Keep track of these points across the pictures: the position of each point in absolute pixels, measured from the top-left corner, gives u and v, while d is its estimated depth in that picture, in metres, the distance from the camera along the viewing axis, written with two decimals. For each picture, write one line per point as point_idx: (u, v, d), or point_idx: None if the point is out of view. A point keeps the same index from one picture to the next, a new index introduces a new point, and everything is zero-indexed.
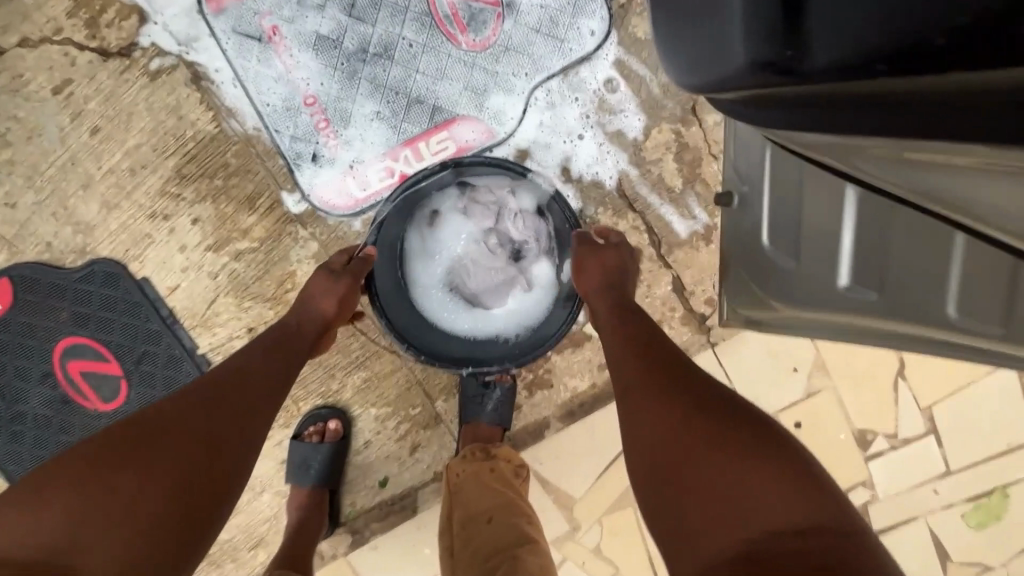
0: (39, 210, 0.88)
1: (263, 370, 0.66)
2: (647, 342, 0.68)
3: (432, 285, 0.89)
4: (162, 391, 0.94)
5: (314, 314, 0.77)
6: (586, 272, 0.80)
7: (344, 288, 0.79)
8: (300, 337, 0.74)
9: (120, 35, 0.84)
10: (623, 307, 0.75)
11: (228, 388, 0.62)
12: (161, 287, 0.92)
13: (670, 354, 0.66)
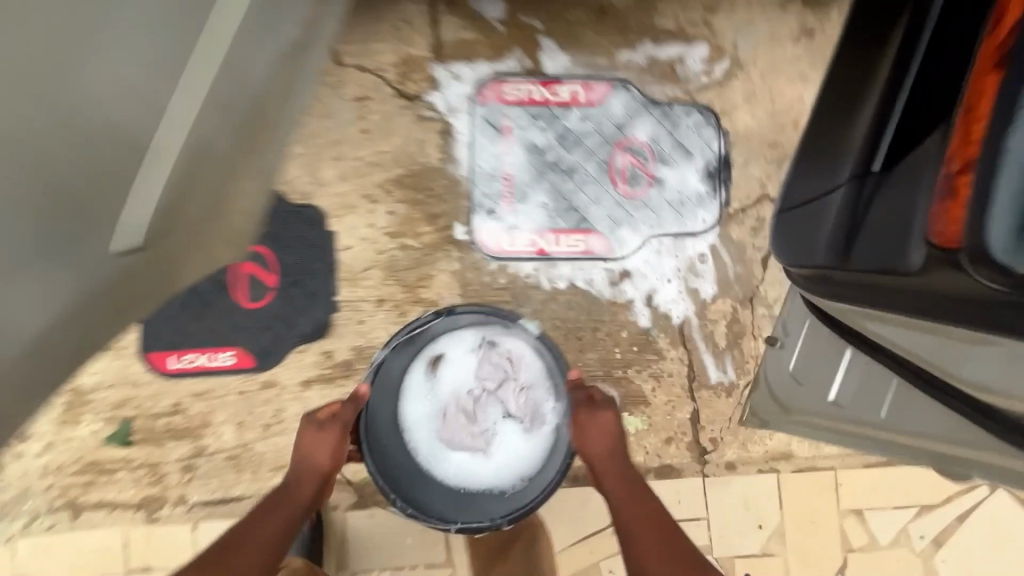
0: (297, 158, 1.22)
1: (286, 494, 0.97)
2: (637, 491, 0.99)
3: (419, 431, 1.13)
4: (293, 313, 1.21)
5: (320, 454, 1.00)
6: (588, 425, 1.02)
7: (332, 437, 1.01)
8: (300, 471, 0.99)
9: (414, 87, 1.24)
10: (616, 452, 1.02)
11: (266, 509, 0.95)
12: (340, 243, 1.22)
13: (651, 505, 0.97)
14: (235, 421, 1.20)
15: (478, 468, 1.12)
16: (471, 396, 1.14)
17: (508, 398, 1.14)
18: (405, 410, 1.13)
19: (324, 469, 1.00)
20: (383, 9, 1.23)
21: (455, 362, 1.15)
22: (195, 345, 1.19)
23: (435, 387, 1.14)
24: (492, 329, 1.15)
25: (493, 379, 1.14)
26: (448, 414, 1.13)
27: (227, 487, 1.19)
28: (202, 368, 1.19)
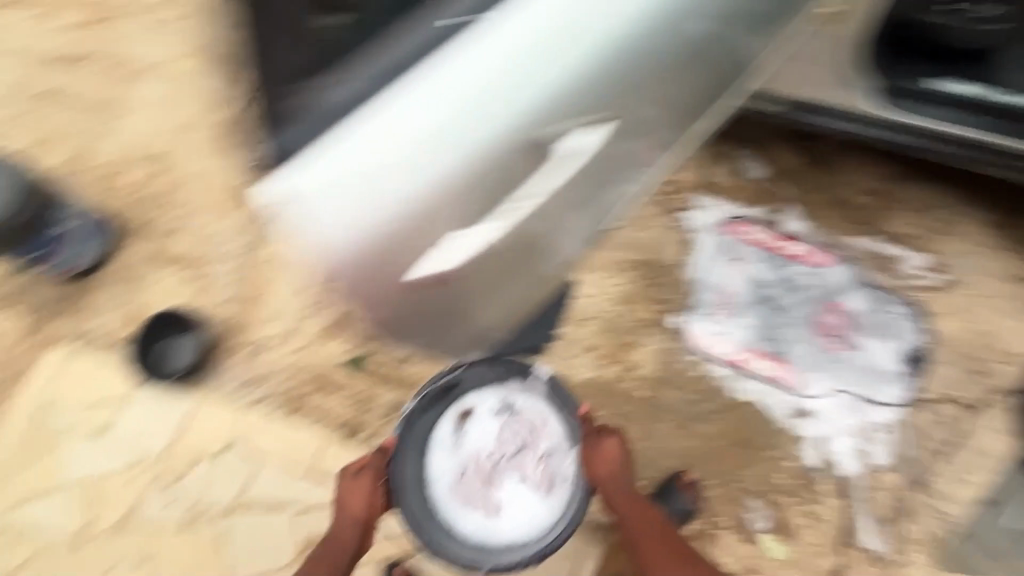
0: None
1: (345, 515, 1.27)
2: (653, 524, 1.22)
3: (439, 485, 1.21)
4: (521, 328, 1.46)
5: (354, 502, 1.26)
6: (597, 464, 1.23)
7: (364, 483, 1.25)
8: (347, 499, 1.26)
9: (675, 200, 1.53)
10: (634, 497, 1.23)
11: (337, 527, 1.27)
12: (577, 289, 1.48)
13: (667, 538, 1.21)
14: None
15: (488, 529, 1.19)
16: (492, 458, 1.23)
17: (525, 465, 1.23)
18: (427, 462, 1.22)
19: (357, 518, 1.26)
20: None
21: (482, 417, 1.25)
22: None
23: (458, 451, 1.23)
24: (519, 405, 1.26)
25: (514, 443, 1.24)
26: (467, 474, 1.21)
27: None
28: None
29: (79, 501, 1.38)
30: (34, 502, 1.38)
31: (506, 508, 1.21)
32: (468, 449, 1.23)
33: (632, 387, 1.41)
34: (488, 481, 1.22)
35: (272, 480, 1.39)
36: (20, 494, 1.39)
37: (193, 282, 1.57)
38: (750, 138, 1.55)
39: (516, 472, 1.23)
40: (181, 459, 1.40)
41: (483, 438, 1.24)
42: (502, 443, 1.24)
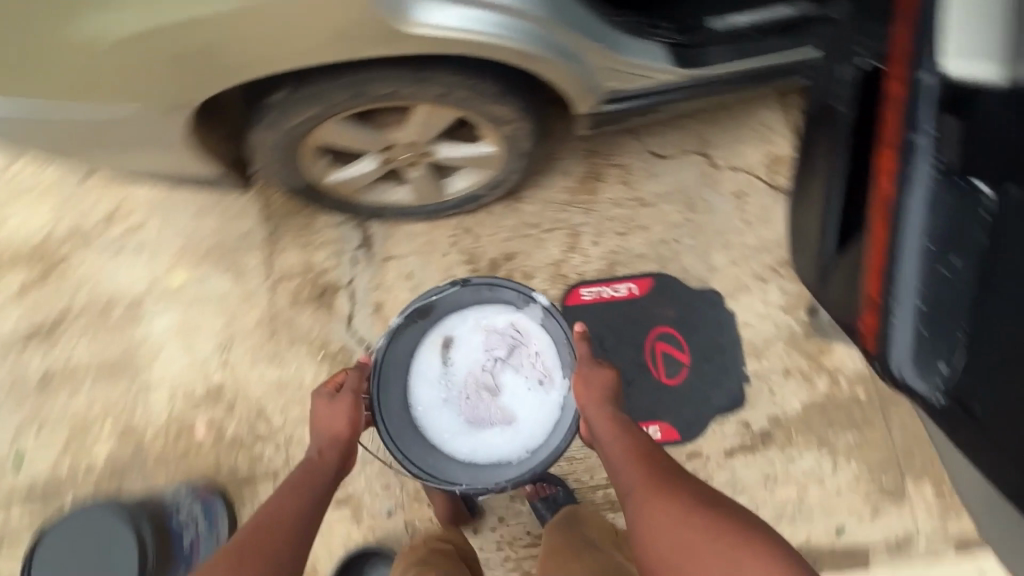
0: (691, 248, 1.40)
1: (319, 446, 1.01)
2: (640, 444, 0.97)
3: (434, 412, 1.29)
4: (707, 386, 1.33)
5: (332, 428, 1.03)
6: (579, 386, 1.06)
7: (342, 406, 1.05)
8: (328, 416, 1.04)
9: (784, 181, 1.41)
10: (614, 423, 1.01)
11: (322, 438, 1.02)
12: (740, 321, 1.36)
13: (646, 454, 0.95)
14: None
15: (499, 436, 1.27)
16: (485, 371, 1.30)
17: (516, 361, 1.30)
18: (418, 397, 1.29)
19: (339, 438, 1.02)
20: (749, 123, 1.44)
21: (460, 336, 1.32)
22: None
23: (446, 375, 1.30)
24: (492, 310, 1.32)
25: (502, 349, 1.31)
26: (465, 395, 1.29)
27: None
28: None
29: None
30: None
31: (512, 411, 1.28)
32: (466, 369, 1.31)
33: (853, 390, 1.30)
34: (491, 391, 1.29)
35: None
36: None
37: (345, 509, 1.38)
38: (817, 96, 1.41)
39: (509, 374, 1.30)
40: None
41: (480, 351, 1.31)
42: (496, 347, 1.31)
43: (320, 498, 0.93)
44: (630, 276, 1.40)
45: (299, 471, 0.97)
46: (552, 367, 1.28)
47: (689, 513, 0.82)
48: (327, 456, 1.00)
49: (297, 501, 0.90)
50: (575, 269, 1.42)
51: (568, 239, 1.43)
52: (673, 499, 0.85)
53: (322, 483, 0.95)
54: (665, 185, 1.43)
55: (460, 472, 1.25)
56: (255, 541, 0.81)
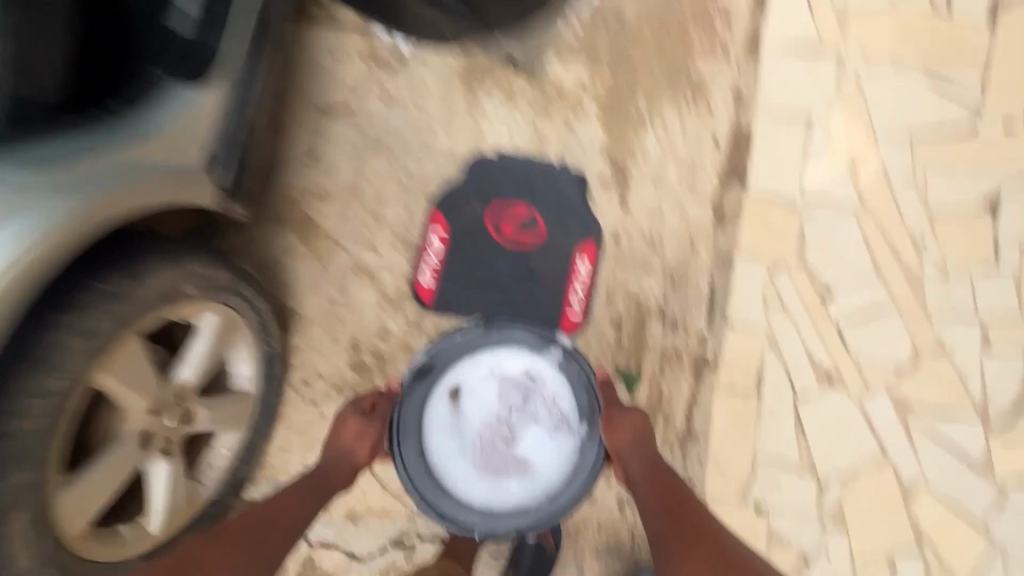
0: (419, 161, 1.35)
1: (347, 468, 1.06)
2: (686, 506, 1.00)
3: (449, 465, 1.06)
4: (557, 198, 1.33)
5: (361, 446, 1.07)
6: (618, 432, 1.07)
7: (371, 433, 1.07)
8: (358, 441, 1.07)
9: (388, 49, 1.36)
10: (653, 468, 1.05)
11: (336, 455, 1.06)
12: (506, 145, 1.35)
13: (690, 515, 0.98)
14: (642, 274, 1.29)
15: (516, 481, 1.06)
16: (500, 419, 1.09)
17: (531, 405, 1.09)
18: (432, 446, 1.06)
19: (355, 463, 1.06)
20: (316, 54, 1.35)
21: (470, 379, 1.10)
22: (564, 290, 1.28)
23: (458, 428, 1.07)
24: (502, 359, 1.11)
25: (516, 394, 1.10)
26: (483, 442, 1.07)
27: (704, 288, 1.27)
28: (588, 285, 1.28)
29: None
30: None
31: (530, 454, 1.07)
32: (480, 415, 1.09)
33: (603, 73, 1.34)
34: (509, 438, 1.08)
35: (781, 487, 1.19)
36: None
37: None
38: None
39: (522, 418, 1.09)
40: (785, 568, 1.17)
41: (492, 398, 1.10)
42: (509, 390, 1.10)
43: (317, 500, 1.02)
44: (425, 226, 1.31)
45: (308, 483, 1.03)
46: (571, 410, 1.09)
47: (721, 568, 0.88)
48: (332, 476, 1.05)
49: (291, 511, 0.97)
50: (396, 280, 1.30)
51: (363, 277, 1.31)
52: (709, 560, 0.90)
53: (314, 509, 1.00)
54: (347, 159, 1.35)
55: (472, 518, 1.04)
56: (219, 552, 0.86)
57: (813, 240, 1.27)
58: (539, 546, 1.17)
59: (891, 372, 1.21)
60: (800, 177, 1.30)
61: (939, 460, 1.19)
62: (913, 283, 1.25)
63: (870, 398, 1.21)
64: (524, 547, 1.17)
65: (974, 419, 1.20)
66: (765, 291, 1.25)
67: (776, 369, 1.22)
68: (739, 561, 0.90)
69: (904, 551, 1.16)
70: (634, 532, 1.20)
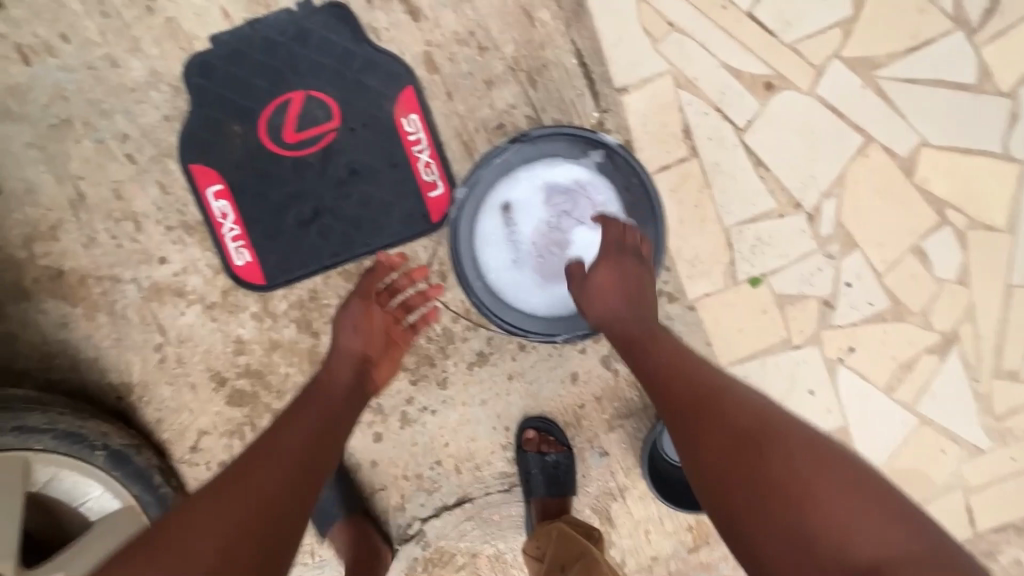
0: (129, 113, 0.92)
1: (355, 363, 0.80)
2: (711, 378, 0.64)
3: (507, 283, 0.83)
4: (329, 56, 0.91)
5: (349, 342, 0.82)
6: (603, 272, 0.75)
7: (358, 320, 0.84)
8: (353, 331, 0.83)
9: None
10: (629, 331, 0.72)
11: (339, 362, 0.80)
12: (222, 25, 0.90)
13: (713, 393, 0.62)
14: (490, 91, 0.93)
15: None
16: (553, 228, 0.82)
17: (585, 214, 0.82)
18: (486, 264, 0.82)
19: (355, 357, 0.81)
20: None
21: (519, 190, 0.82)
22: (410, 169, 0.93)
23: (507, 240, 0.82)
24: (554, 160, 0.82)
25: (570, 200, 0.82)
26: (539, 255, 0.82)
27: (571, 63, 0.91)
28: (433, 146, 0.93)
29: (929, 369, 0.97)
30: (968, 424, 0.98)
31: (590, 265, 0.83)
32: (534, 228, 0.82)
33: None
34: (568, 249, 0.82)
35: (777, 247, 0.93)
36: (965, 449, 0.99)
37: (608, 513, 1.02)
38: None
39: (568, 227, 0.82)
40: (817, 327, 0.95)
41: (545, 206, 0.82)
42: (564, 199, 0.82)
43: (333, 413, 0.72)
44: (197, 193, 0.93)
45: (308, 395, 0.74)
46: (622, 210, 0.82)
47: (778, 479, 0.53)
48: (338, 377, 0.78)
49: (294, 432, 0.67)
50: (210, 278, 0.95)
51: (170, 297, 0.96)
52: (764, 471, 0.54)
53: (326, 418, 0.71)
54: (41, 167, 0.92)
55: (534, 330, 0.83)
56: (216, 506, 0.56)
57: None
58: (552, 463, 0.96)
59: (837, 33, 0.90)
60: None
61: (933, 106, 0.91)
62: None
63: (825, 78, 0.90)
64: (534, 471, 0.96)
65: (956, 33, 0.90)
66: (645, 20, 0.90)
67: (705, 113, 0.91)
68: (810, 453, 0.54)
69: (930, 232, 0.94)
70: (635, 384, 0.99)
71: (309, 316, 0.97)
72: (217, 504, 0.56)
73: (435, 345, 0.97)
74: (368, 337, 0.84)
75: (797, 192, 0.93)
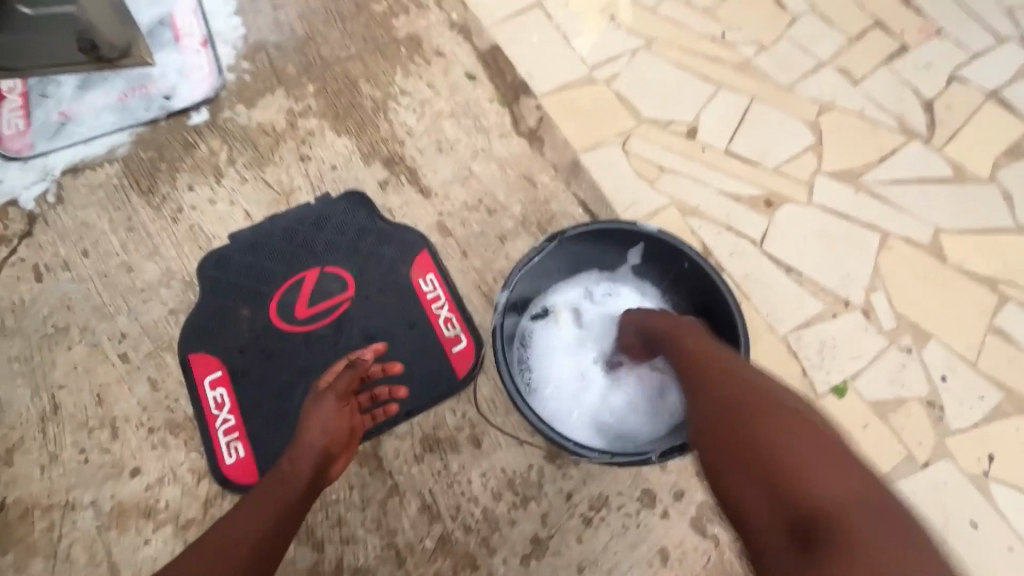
0: (133, 312, 0.88)
1: (317, 448, 0.67)
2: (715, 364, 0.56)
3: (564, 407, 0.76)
4: (345, 234, 0.94)
5: (312, 429, 0.68)
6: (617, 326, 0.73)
7: (330, 408, 0.70)
8: (318, 422, 0.69)
9: (15, 221, 0.94)
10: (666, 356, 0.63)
11: (297, 448, 0.67)
12: (244, 224, 0.95)
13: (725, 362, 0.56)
14: (505, 245, 0.94)
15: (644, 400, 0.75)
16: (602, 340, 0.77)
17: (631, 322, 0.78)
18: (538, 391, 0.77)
19: (314, 447, 0.67)
20: None
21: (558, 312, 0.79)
22: (429, 326, 0.87)
23: (551, 363, 0.78)
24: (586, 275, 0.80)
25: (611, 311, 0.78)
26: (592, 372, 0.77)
27: (577, 211, 0.96)
28: (453, 300, 0.88)
29: None
30: None
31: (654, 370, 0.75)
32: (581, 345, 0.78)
33: (307, 93, 1.05)
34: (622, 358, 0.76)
35: (847, 350, 0.83)
36: None
37: None
38: None
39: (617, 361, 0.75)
40: (935, 435, 0.79)
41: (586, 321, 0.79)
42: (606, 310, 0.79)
43: (283, 509, 0.63)
44: (193, 384, 0.83)
45: (262, 485, 0.65)
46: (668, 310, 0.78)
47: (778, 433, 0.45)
48: (290, 473, 0.66)
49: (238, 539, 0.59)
50: (190, 487, 0.77)
51: (134, 522, 0.76)
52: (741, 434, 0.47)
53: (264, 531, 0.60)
54: (19, 382, 0.83)
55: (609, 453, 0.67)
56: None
57: (635, 93, 1.05)
58: None
59: (809, 155, 0.99)
60: (573, 51, 1.08)
61: (929, 198, 0.95)
62: (749, 72, 1.07)
63: (818, 190, 0.96)
64: None
65: (915, 141, 1.00)
66: (637, 168, 0.98)
67: (718, 232, 0.92)
68: (792, 416, 0.47)
69: (998, 311, 0.87)
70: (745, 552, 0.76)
71: (311, 521, 0.75)
72: None
73: (475, 536, 0.75)
74: (335, 431, 0.69)
75: (840, 291, 0.88)
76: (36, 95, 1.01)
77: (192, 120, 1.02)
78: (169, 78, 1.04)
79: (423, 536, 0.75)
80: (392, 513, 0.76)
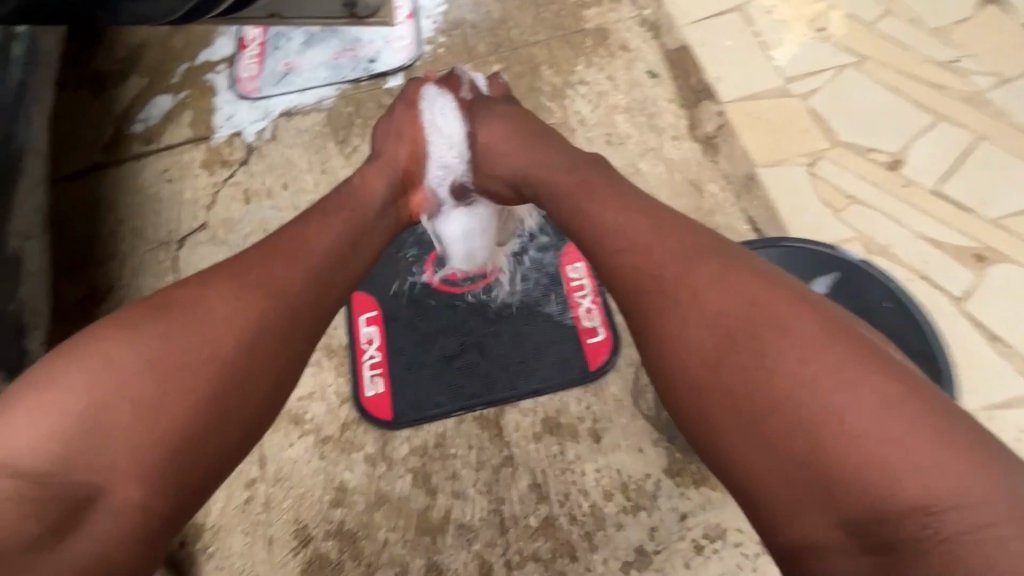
0: None
1: (373, 179, 0.74)
2: (699, 337, 0.49)
3: None
4: None
5: (374, 182, 0.74)
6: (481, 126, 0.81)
7: (387, 159, 0.78)
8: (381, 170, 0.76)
9: (236, 149, 1.09)
10: (518, 185, 0.74)
11: (360, 193, 0.71)
12: None
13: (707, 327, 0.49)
14: None
15: None
16: None
17: None
18: None
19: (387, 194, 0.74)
20: (154, 189, 1.07)
21: None
22: (570, 312, 0.87)
23: None
24: None
25: None
26: None
27: (744, 228, 0.91)
28: (598, 291, 0.88)
29: None
30: None
31: None
32: None
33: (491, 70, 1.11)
34: None
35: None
36: None
37: None
38: (130, 121, 1.12)
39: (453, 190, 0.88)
40: None
41: None
42: None
43: (351, 232, 0.65)
44: (350, 318, 0.90)
45: (334, 198, 0.68)
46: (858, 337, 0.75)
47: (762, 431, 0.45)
48: (346, 221, 0.66)
49: (307, 256, 0.59)
50: (334, 407, 0.85)
51: (284, 425, 0.85)
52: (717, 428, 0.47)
53: (315, 273, 0.59)
54: None
55: None
56: (187, 368, 0.48)
57: (834, 112, 0.96)
58: None
59: None
60: (770, 59, 1.02)
61: None
62: (980, 106, 0.93)
63: None
64: None
65: None
66: (822, 194, 0.90)
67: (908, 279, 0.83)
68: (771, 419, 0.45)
69: None
70: None
71: (429, 468, 0.80)
72: (182, 332, 0.50)
73: (580, 528, 0.75)
74: (396, 171, 0.77)
75: None
76: (270, 47, 1.16)
77: (389, 84, 1.12)
78: (376, 44, 1.15)
79: (530, 512, 0.76)
80: (505, 482, 0.78)
